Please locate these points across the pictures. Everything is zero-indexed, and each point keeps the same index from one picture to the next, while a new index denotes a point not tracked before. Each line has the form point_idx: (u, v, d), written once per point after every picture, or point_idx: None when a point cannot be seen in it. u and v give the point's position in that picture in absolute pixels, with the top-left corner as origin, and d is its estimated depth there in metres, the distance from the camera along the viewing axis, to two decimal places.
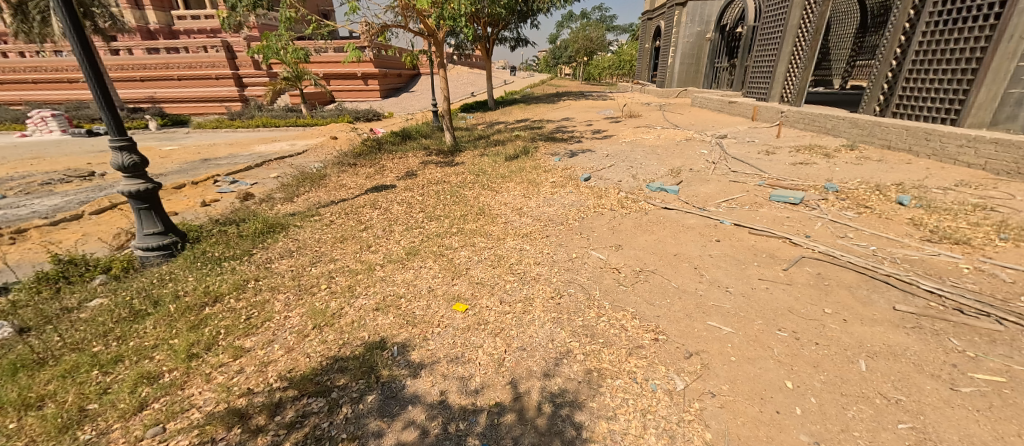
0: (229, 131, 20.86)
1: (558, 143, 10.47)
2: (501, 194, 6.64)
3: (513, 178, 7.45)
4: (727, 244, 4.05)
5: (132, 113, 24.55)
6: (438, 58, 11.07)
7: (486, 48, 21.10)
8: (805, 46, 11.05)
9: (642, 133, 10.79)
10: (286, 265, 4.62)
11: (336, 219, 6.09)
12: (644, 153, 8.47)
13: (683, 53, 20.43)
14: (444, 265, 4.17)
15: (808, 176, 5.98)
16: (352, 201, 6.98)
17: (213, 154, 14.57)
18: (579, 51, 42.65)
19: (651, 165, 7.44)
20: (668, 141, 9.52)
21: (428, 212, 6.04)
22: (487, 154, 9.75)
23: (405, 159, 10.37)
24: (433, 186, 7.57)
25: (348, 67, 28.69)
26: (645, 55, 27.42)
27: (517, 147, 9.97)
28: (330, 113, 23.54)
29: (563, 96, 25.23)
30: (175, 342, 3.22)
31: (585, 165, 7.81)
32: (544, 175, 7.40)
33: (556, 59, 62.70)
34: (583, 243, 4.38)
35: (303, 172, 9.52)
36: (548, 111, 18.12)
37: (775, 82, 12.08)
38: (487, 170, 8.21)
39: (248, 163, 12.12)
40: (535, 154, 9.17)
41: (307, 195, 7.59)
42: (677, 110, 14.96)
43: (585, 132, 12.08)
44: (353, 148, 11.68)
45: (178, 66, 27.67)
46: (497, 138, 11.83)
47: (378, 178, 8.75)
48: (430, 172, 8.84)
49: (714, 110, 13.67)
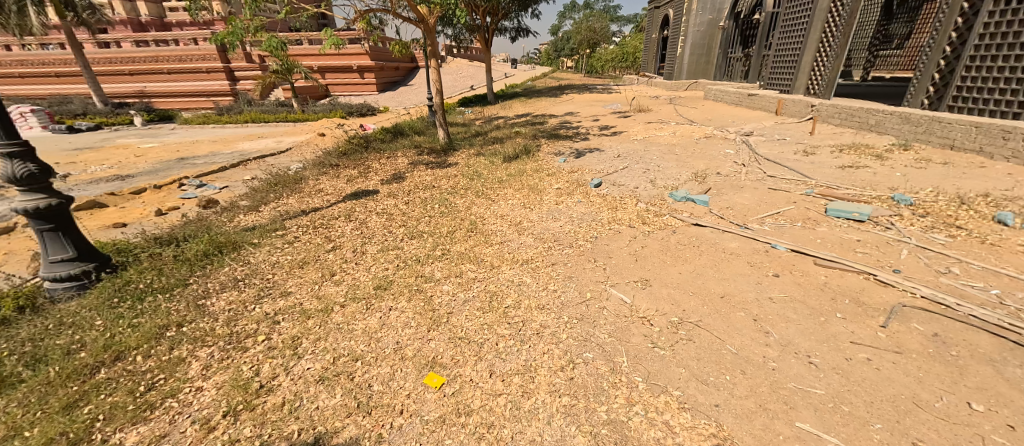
0: (216, 126, 19.93)
1: (563, 141, 9.49)
2: (497, 203, 5.70)
3: (512, 183, 6.50)
4: (792, 281, 3.08)
5: (117, 108, 23.54)
6: (430, 47, 10.05)
7: (485, 38, 20.00)
8: (837, 32, 9.98)
9: (655, 129, 9.78)
10: (224, 302, 3.67)
11: (301, 235, 5.14)
12: (660, 153, 7.50)
13: (693, 42, 19.29)
14: (421, 308, 3.22)
15: (865, 182, 4.98)
16: (326, 211, 6.03)
17: (193, 153, 13.61)
18: (582, 42, 41.36)
19: (671, 168, 6.46)
20: (685, 139, 8.53)
21: (410, 227, 5.10)
22: (484, 154, 8.78)
23: (393, 160, 9.41)
24: (421, 192, 6.61)
25: (343, 59, 27.61)
26: (651, 45, 26.24)
27: (517, 146, 9.00)
28: (323, 107, 22.53)
29: (565, 89, 24.14)
30: (29, 436, 2.29)
31: (594, 168, 6.84)
32: (548, 180, 6.44)
33: (558, 52, 61.27)
34: (599, 276, 3.42)
35: (279, 174, 8.57)
36: (550, 105, 17.10)
37: (800, 73, 11.02)
38: (483, 173, 7.26)
39: (226, 163, 11.20)
40: (537, 154, 8.20)
41: (276, 203, 6.65)
42: (690, 104, 13.90)
43: (592, 128, 11.08)
44: (338, 146, 10.71)
45: (167, 59, 26.74)
46: (495, 135, 10.84)
47: (360, 181, 7.81)
48: (419, 175, 7.90)
49: (731, 104, 12.62)
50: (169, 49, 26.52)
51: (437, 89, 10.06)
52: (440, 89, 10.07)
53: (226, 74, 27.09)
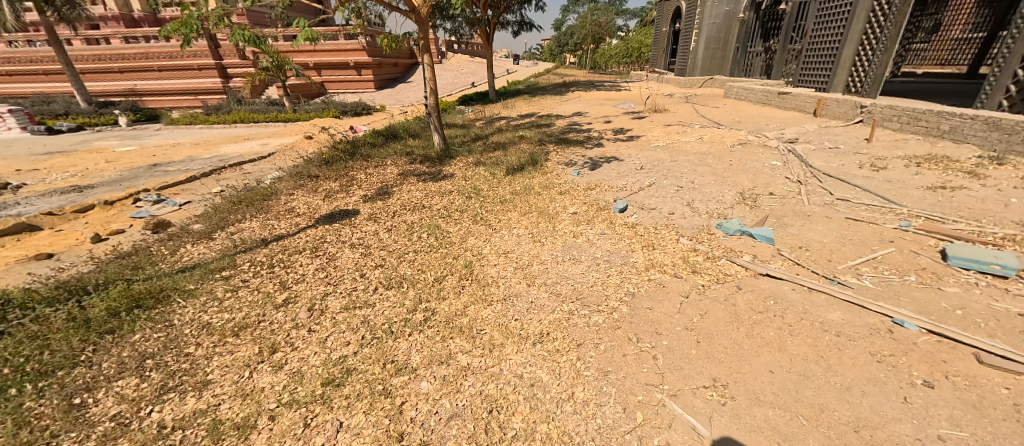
0: (203, 127, 18.88)
1: (573, 148, 8.35)
2: (499, 233, 4.60)
3: (517, 204, 5.39)
4: (958, 403, 1.99)
5: (102, 107, 22.46)
6: (422, 41, 8.88)
7: (486, 32, 18.77)
8: (886, 23, 8.78)
9: (678, 134, 8.61)
10: (112, 400, 2.59)
11: (252, 279, 4.06)
12: (691, 165, 6.36)
13: (708, 36, 18.10)
14: (387, 433, 2.15)
15: (975, 212, 3.86)
16: (290, 241, 4.95)
17: (170, 158, 12.52)
18: (587, 37, 39.77)
19: (710, 186, 5.33)
20: (716, 145, 7.38)
21: (390, 268, 4.02)
22: (485, 163, 7.68)
23: (382, 170, 8.30)
24: (408, 214, 5.54)
25: (338, 55, 26.42)
26: (661, 39, 24.89)
27: (522, 154, 7.88)
28: (315, 106, 21.41)
29: (570, 86, 22.88)
30: None
31: (615, 185, 5.74)
32: (560, 200, 5.33)
33: (562, 47, 59.63)
34: (651, 375, 2.33)
35: (250, 187, 7.49)
36: (556, 104, 15.90)
37: (839, 69, 9.82)
38: (482, 189, 6.18)
39: (199, 171, 10.14)
40: (545, 164, 7.10)
41: (236, 227, 5.57)
42: (710, 103, 12.70)
43: (604, 131, 9.97)
44: (322, 151, 9.62)
45: (158, 55, 25.85)
46: (496, 140, 9.69)
47: (340, 198, 6.73)
48: (409, 189, 6.82)
49: (757, 104, 11.43)
50: (161, 45, 25.74)
51: (432, 88, 8.89)
52: (435, 88, 8.90)
53: (216, 71, 25.99)
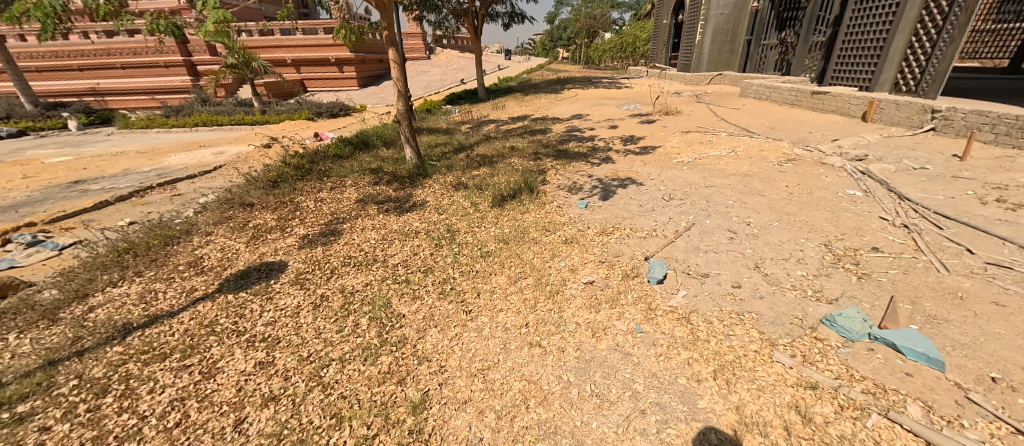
0: (160, 132, 17.01)
1: (576, 165, 6.77)
2: (476, 322, 3.01)
3: (505, 260, 3.79)
4: None
5: (49, 109, 20.26)
6: (385, 31, 6.97)
7: (473, 25, 17.08)
8: (948, 8, 7.23)
9: (703, 145, 7.07)
10: None
11: (54, 427, 2.43)
12: (736, 193, 4.81)
13: (714, 28, 16.60)
14: None
15: None
16: (163, 328, 3.31)
17: (104, 172, 10.72)
18: (581, 31, 38.22)
19: (777, 232, 3.77)
20: (757, 161, 5.85)
21: (287, 408, 2.42)
22: (466, 187, 6.09)
23: (337, 193, 6.62)
24: (348, 276, 3.89)
25: (316, 51, 24.46)
26: (661, 32, 23.28)
27: (512, 175, 6.28)
28: (287, 107, 19.49)
29: (566, 83, 21.22)
30: None
31: (638, 228, 4.17)
32: (566, 256, 3.75)
33: (555, 41, 57.80)
34: None
35: (163, 221, 5.81)
36: (551, 104, 14.32)
37: (888, 63, 8.28)
38: (459, 230, 4.59)
39: (124, 191, 8.39)
40: (542, 190, 5.52)
41: (102, 298, 3.91)
42: (728, 103, 11.17)
43: (611, 139, 8.41)
44: (271, 166, 7.91)
45: (119, 52, 23.66)
46: (482, 151, 8.08)
47: (272, 239, 5.08)
48: (365, 226, 5.21)
49: (784, 104, 9.91)
50: (121, 41, 23.54)
51: (402, 90, 7.13)
52: (405, 91, 7.16)
53: (184, 68, 23.92)
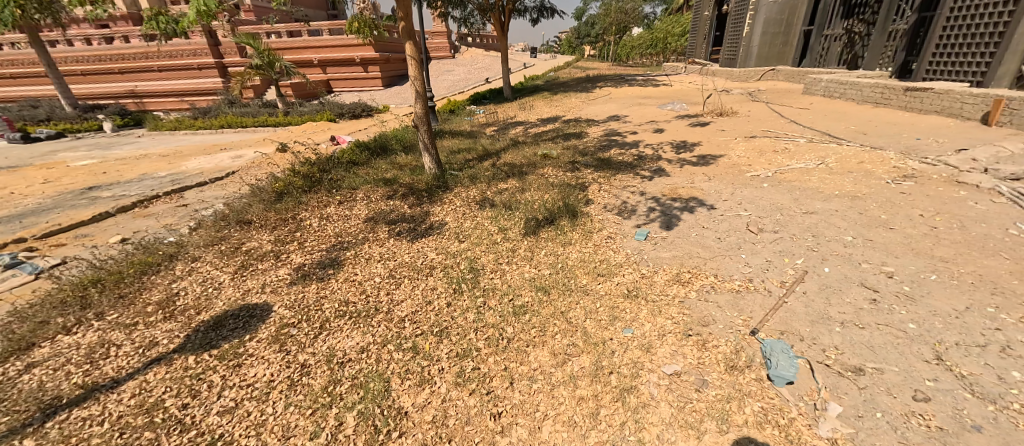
0: (186, 133, 16.94)
1: (622, 178, 5.69)
2: (510, 437, 2.04)
3: (547, 321, 2.79)
4: None
5: (86, 111, 20.66)
6: (401, 21, 5.94)
7: (500, 21, 16.12)
8: None
9: (778, 155, 5.83)
10: None
11: None
12: (850, 224, 3.63)
13: (765, 18, 15.35)
14: None
15: None
16: (92, 412, 2.50)
17: (121, 177, 10.39)
18: (612, 26, 36.66)
19: (945, 295, 2.62)
20: (861, 180, 4.60)
21: None
22: (493, 205, 5.14)
23: (346, 209, 5.81)
24: (340, 336, 2.98)
25: (342, 51, 24.16)
26: (701, 24, 21.58)
27: (548, 192, 5.28)
28: (310, 108, 19.17)
29: (597, 81, 19.98)
30: None
31: (729, 277, 3.06)
32: (632, 319, 2.71)
33: (582, 38, 56.23)
34: None
35: (152, 241, 5.11)
36: (582, 104, 13.18)
37: (1010, 54, 6.77)
38: (484, 269, 3.63)
39: (131, 199, 7.89)
40: (585, 212, 4.50)
41: (47, 351, 3.16)
42: (791, 102, 9.73)
43: (658, 145, 7.28)
44: (280, 175, 7.20)
45: (156, 55, 24.12)
46: (510, 160, 7.13)
47: (263, 269, 4.26)
48: (372, 254, 4.32)
49: (864, 103, 8.45)
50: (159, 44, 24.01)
51: (420, 90, 6.16)
52: (424, 91, 6.20)
53: (216, 70, 24.09)
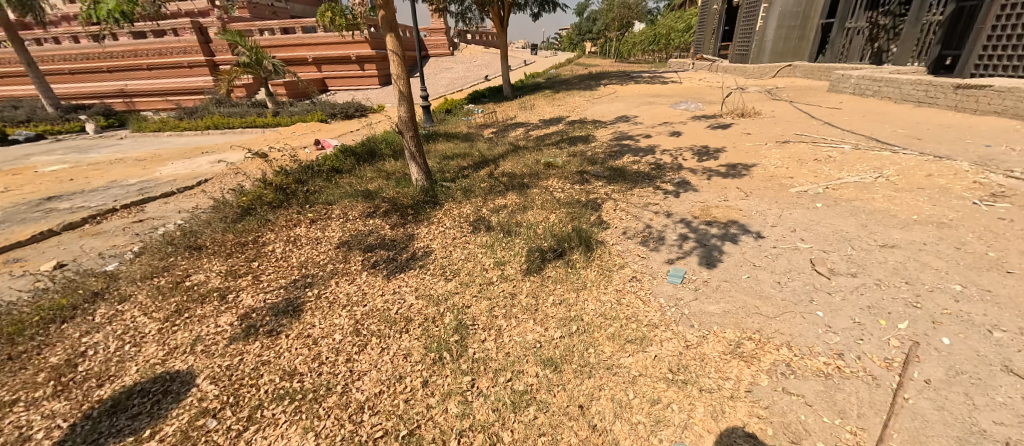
0: (170, 135, 16.11)
1: (640, 192, 4.87)
2: None
3: (561, 423, 1.98)
4: None
5: (69, 112, 19.79)
6: (380, 10, 4.99)
7: (499, 15, 15.24)
8: None
9: (822, 164, 4.98)
10: None
11: None
12: (950, 265, 2.79)
13: (780, 11, 14.43)
14: None
15: None
16: None
17: (89, 185, 9.56)
18: (614, 22, 35.67)
19: None
20: (939, 199, 3.74)
21: None
22: (489, 228, 4.33)
23: (319, 228, 4.99)
24: (275, 436, 2.15)
25: (336, 48, 23.28)
26: (709, 18, 20.63)
27: (554, 211, 4.46)
28: (301, 108, 18.30)
29: (602, 78, 19.11)
30: None
31: (811, 351, 2.21)
32: (682, 426, 1.88)
33: (583, 34, 55.24)
34: None
35: (81, 271, 4.28)
36: (587, 103, 12.33)
37: None
38: (476, 324, 2.80)
39: (85, 212, 7.03)
40: (601, 242, 3.66)
41: None
42: (817, 101, 8.85)
43: (677, 151, 6.44)
44: (250, 187, 6.36)
45: (146, 53, 23.25)
46: (510, 168, 6.31)
47: (200, 316, 3.40)
48: (337, 297, 3.46)
49: (905, 102, 7.62)
50: (148, 41, 23.13)
51: (403, 91, 5.30)
52: (408, 91, 5.34)
53: (206, 68, 22.46)
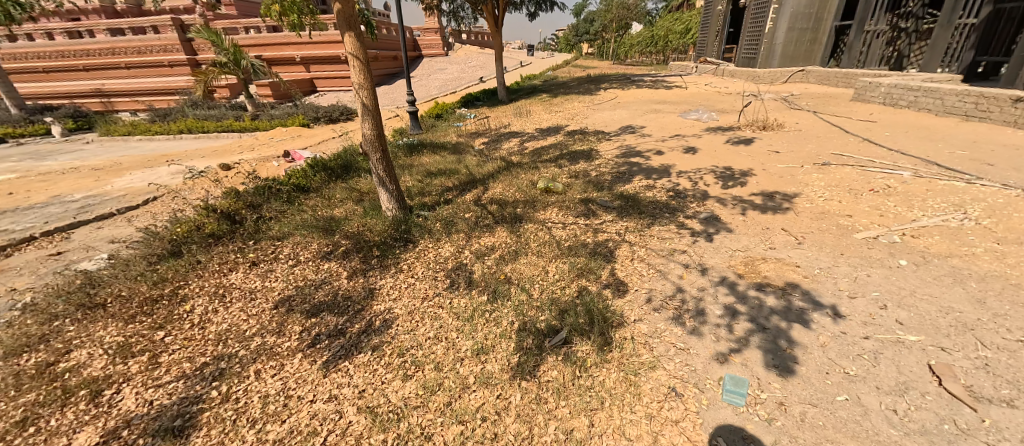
0: (138, 139, 14.95)
1: (661, 231, 3.91)
2: None
3: None
4: None
5: (33, 113, 18.43)
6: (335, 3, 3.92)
7: (493, 15, 14.24)
8: None
9: (882, 198, 4.06)
10: None
11: None
12: None
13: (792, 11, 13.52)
14: None
15: None
16: None
17: (29, 200, 8.45)
18: (612, 22, 34.68)
19: None
20: None
21: None
22: (471, 285, 3.33)
23: (258, 274, 3.97)
24: None
25: (324, 48, 22.14)
26: (713, 19, 19.72)
27: (554, 262, 3.48)
28: (283, 110, 17.19)
29: (601, 81, 18.20)
30: None
31: None
32: None
33: (580, 35, 54.31)
34: None
35: None
36: (587, 110, 11.38)
37: None
38: None
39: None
40: (619, 318, 2.68)
41: None
42: (844, 112, 7.95)
43: (697, 172, 5.48)
44: (191, 214, 5.26)
45: (124, 51, 21.69)
46: (501, 193, 5.32)
47: (50, 433, 2.38)
48: (250, 402, 2.45)
49: (948, 116, 6.77)
50: (126, 39, 21.46)
51: (367, 103, 4.30)
52: (373, 103, 4.34)
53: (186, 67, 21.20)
